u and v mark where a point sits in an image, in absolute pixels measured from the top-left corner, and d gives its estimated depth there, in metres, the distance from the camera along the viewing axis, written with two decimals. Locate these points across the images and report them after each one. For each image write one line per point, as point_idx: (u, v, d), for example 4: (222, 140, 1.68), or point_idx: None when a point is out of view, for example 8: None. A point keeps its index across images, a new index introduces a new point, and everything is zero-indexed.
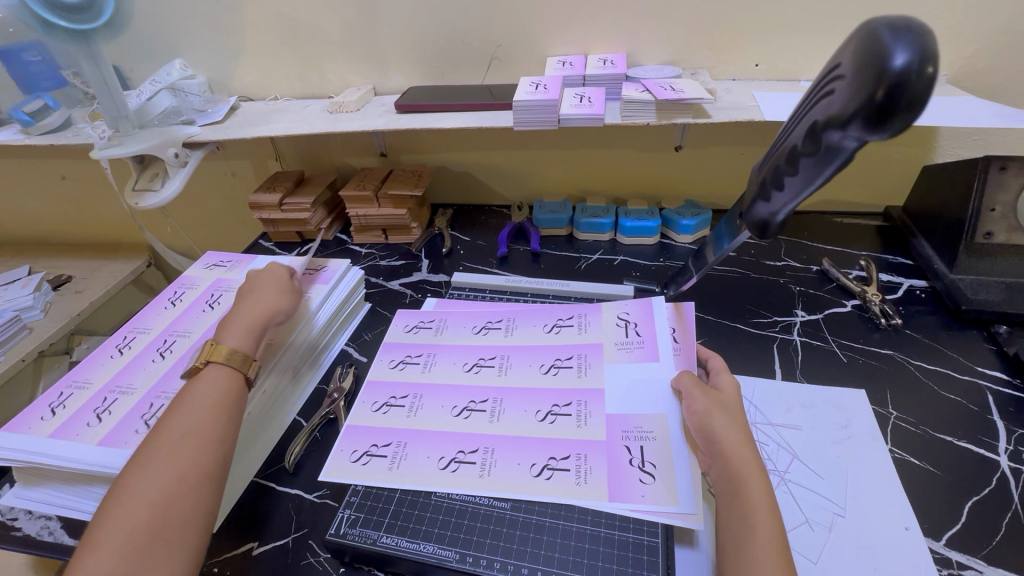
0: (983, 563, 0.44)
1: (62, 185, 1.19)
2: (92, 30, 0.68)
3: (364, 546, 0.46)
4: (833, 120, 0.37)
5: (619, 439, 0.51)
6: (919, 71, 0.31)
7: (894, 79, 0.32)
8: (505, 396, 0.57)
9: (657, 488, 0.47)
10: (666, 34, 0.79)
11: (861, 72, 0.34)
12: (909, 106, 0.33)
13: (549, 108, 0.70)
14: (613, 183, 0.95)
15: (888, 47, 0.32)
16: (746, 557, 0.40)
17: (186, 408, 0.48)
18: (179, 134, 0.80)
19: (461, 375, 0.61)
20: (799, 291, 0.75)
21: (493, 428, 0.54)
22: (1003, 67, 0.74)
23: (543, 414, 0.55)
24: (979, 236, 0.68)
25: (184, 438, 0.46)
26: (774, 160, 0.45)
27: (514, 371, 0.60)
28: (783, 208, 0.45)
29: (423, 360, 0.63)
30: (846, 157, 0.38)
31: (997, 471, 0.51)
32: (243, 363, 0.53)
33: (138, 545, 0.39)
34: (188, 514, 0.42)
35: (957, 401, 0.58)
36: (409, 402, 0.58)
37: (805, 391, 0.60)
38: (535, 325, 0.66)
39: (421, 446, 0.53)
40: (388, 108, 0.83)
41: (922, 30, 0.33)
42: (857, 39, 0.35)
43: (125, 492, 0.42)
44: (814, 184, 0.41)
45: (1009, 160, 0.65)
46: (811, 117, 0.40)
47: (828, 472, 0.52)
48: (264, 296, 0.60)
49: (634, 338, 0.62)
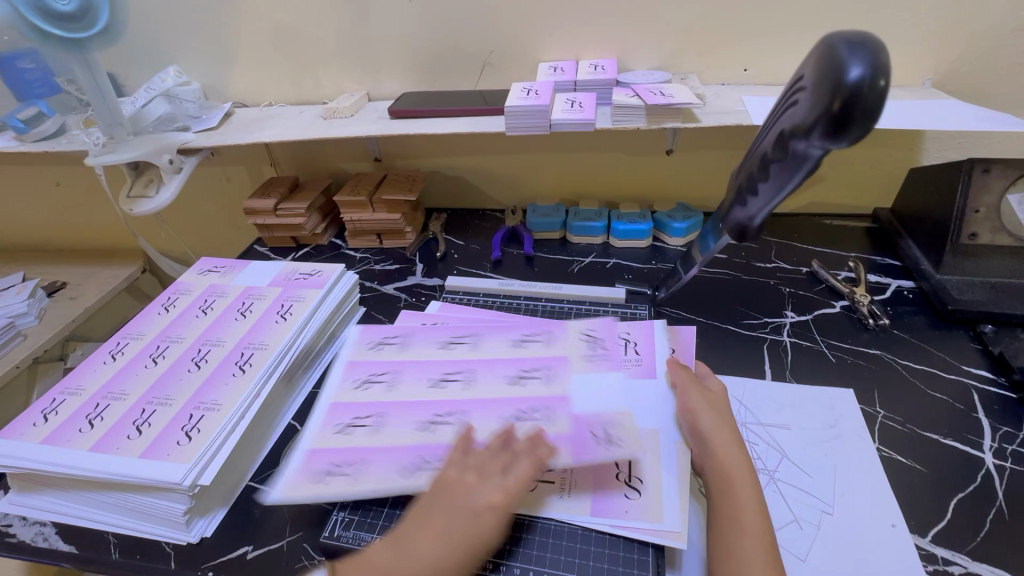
0: (968, 559, 0.45)
1: (57, 191, 1.19)
2: (87, 38, 0.68)
3: (357, 548, 0.47)
4: (797, 129, 0.38)
5: (595, 450, 0.50)
6: (871, 83, 0.33)
7: (849, 92, 0.33)
8: (469, 408, 0.55)
9: (644, 502, 0.47)
10: (656, 40, 0.80)
11: (820, 84, 0.35)
12: (864, 116, 0.34)
13: (540, 113, 0.71)
14: (605, 186, 0.96)
15: (844, 61, 0.33)
16: (735, 555, 0.41)
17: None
18: (173, 140, 0.81)
19: (424, 390, 0.58)
20: (789, 292, 0.76)
21: (461, 440, 0.52)
22: (985, 71, 0.76)
23: (516, 425, 0.53)
24: (964, 237, 0.69)
25: None
26: (750, 166, 0.46)
27: (488, 382, 0.58)
28: (758, 213, 0.46)
29: (388, 378, 0.60)
30: (812, 165, 0.39)
31: (982, 469, 0.52)
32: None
33: None
34: None
35: (944, 400, 0.59)
36: (372, 421, 0.55)
37: (795, 391, 0.61)
38: (504, 339, 0.64)
39: (381, 462, 0.51)
40: (382, 114, 0.84)
41: (877, 44, 0.34)
42: (818, 52, 0.36)
43: None
44: (784, 191, 0.42)
45: (992, 163, 0.66)
46: (781, 126, 0.41)
47: (817, 471, 0.53)
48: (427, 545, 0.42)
49: (633, 357, 0.60)
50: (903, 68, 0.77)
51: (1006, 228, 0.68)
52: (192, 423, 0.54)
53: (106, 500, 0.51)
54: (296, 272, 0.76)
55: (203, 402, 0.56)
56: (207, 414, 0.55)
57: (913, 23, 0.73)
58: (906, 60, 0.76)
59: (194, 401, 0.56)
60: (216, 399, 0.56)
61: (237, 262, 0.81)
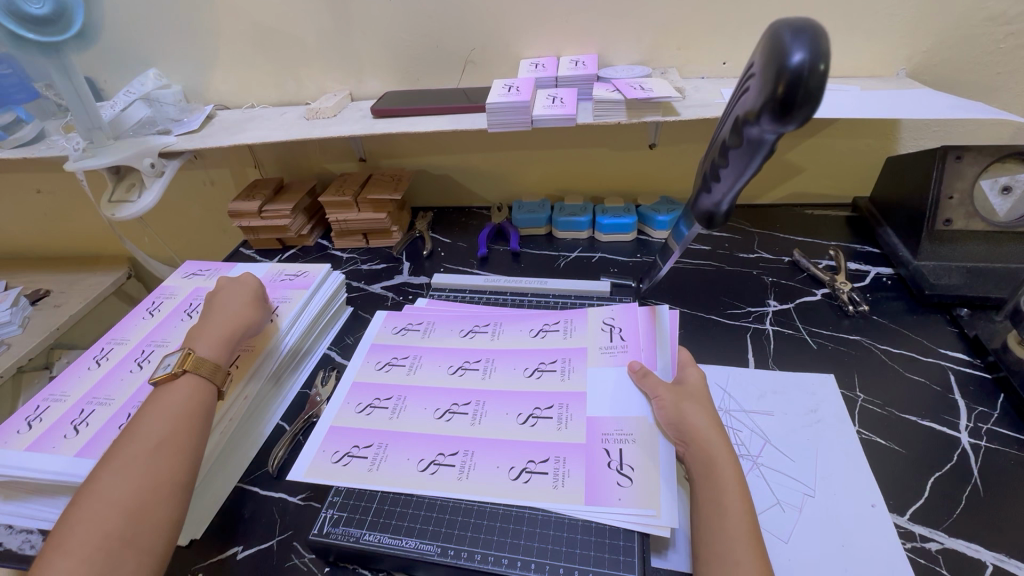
0: (945, 535, 0.46)
1: (38, 199, 1.17)
2: (61, 42, 0.68)
3: (348, 544, 0.47)
4: (749, 115, 0.38)
5: (597, 442, 0.52)
6: (812, 68, 0.33)
7: (791, 77, 0.33)
8: (487, 399, 0.58)
9: (634, 491, 0.48)
10: (634, 34, 0.81)
11: (767, 69, 0.35)
12: (807, 101, 0.34)
13: (521, 109, 0.71)
14: (589, 181, 0.97)
15: (787, 47, 0.33)
16: (718, 538, 0.42)
17: (155, 412, 0.48)
18: (154, 143, 0.80)
19: (444, 378, 0.61)
20: (771, 282, 0.77)
21: (475, 431, 0.54)
22: (958, 60, 0.77)
23: (524, 417, 0.55)
24: (940, 223, 0.70)
25: (156, 447, 0.45)
26: (714, 154, 0.47)
27: (497, 374, 0.61)
28: (722, 199, 0.47)
29: (408, 362, 0.64)
30: (767, 150, 0.39)
31: (958, 448, 0.53)
32: (215, 373, 0.53)
33: (112, 548, 0.39)
34: (161, 521, 0.42)
35: (922, 382, 0.60)
36: (392, 404, 0.59)
37: (777, 378, 0.62)
38: (521, 329, 0.67)
39: (402, 447, 0.54)
40: (365, 113, 0.84)
41: (820, 30, 0.34)
42: (765, 40, 0.36)
43: (93, 497, 0.41)
44: (744, 176, 0.43)
45: (964, 150, 0.68)
46: (737, 112, 0.41)
47: (799, 455, 0.54)
48: (238, 307, 0.61)
49: (619, 343, 0.62)
50: (876, 59, 0.79)
51: (979, 214, 0.69)
52: None
53: None
54: (282, 273, 0.76)
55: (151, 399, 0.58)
56: None
57: (886, 14, 0.75)
58: (881, 52, 0.78)
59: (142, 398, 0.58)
60: None
61: (224, 264, 0.81)
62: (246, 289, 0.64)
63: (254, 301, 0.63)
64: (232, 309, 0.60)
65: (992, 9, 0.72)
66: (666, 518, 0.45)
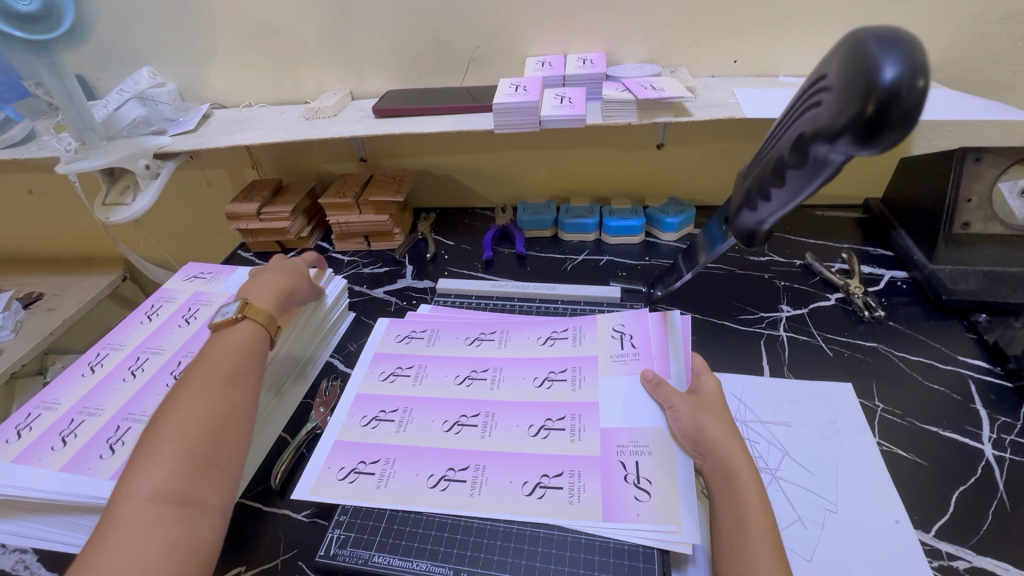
0: (972, 552, 0.45)
1: (30, 199, 1.15)
2: (51, 40, 0.65)
3: (356, 566, 0.46)
4: (819, 133, 0.34)
5: (613, 455, 0.50)
6: (910, 85, 0.29)
7: (884, 94, 0.29)
8: (497, 410, 0.56)
9: (652, 506, 0.46)
10: (643, 32, 0.79)
11: (849, 85, 0.31)
12: (900, 121, 0.30)
13: (528, 110, 0.69)
14: (596, 182, 0.95)
15: (877, 61, 0.29)
16: (741, 556, 0.40)
17: (221, 351, 0.51)
18: (149, 144, 0.78)
19: (452, 388, 0.59)
20: (783, 286, 0.76)
21: (485, 444, 0.53)
22: (975, 60, 0.75)
23: (536, 429, 0.54)
24: (957, 227, 0.69)
25: (230, 378, 0.48)
26: (760, 169, 0.43)
27: (506, 383, 0.59)
28: (769, 218, 0.44)
29: (414, 372, 0.62)
30: (833, 171, 0.36)
31: (982, 460, 0.52)
32: (269, 324, 0.56)
33: (197, 462, 0.42)
34: (235, 446, 0.45)
35: (942, 391, 0.59)
36: (398, 416, 0.57)
37: (793, 387, 0.60)
38: (530, 337, 0.65)
39: (410, 463, 0.52)
40: (366, 113, 0.82)
41: (910, 40, 0.30)
42: (843, 50, 0.32)
43: (177, 413, 0.44)
44: (800, 196, 0.40)
45: (983, 151, 0.66)
46: (796, 128, 0.38)
47: (819, 468, 0.52)
48: (286, 272, 0.63)
49: (630, 350, 0.60)
50: None
51: (998, 217, 0.68)
52: (119, 436, 0.53)
53: (82, 521, 0.49)
54: None
55: (133, 412, 0.56)
56: (135, 425, 0.54)
57: (902, 11, 0.73)
58: None
59: (125, 411, 0.56)
60: (146, 411, 0.55)
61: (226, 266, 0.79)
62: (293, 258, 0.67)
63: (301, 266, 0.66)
64: (283, 271, 0.63)
65: (1011, 6, 0.71)
66: (688, 535, 0.44)
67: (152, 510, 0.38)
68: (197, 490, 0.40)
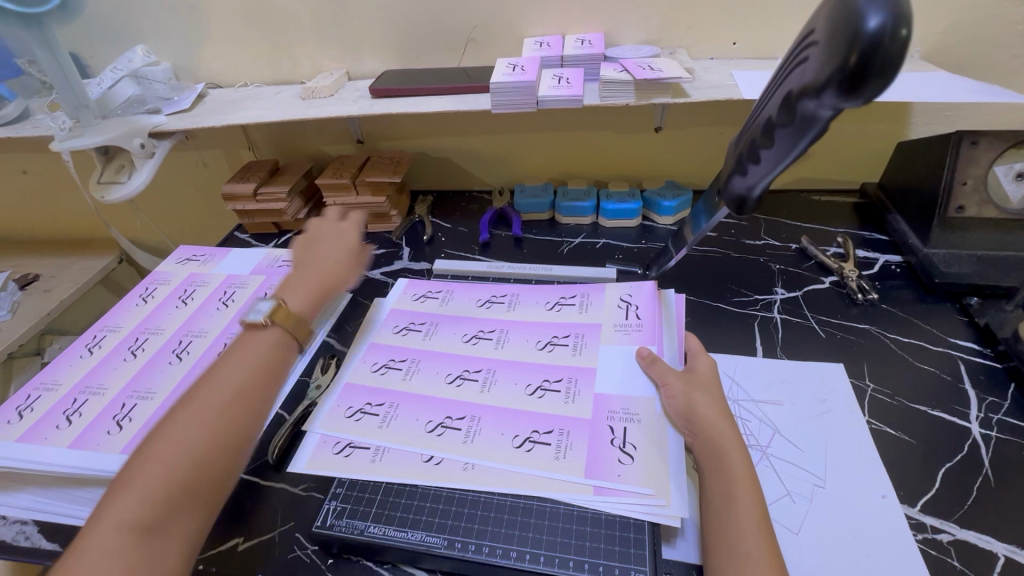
0: (955, 526, 0.46)
1: (23, 179, 1.14)
2: (43, 14, 0.65)
3: (352, 537, 0.46)
4: (807, 88, 0.34)
5: (603, 418, 0.52)
6: (893, 33, 0.29)
7: (868, 43, 0.29)
8: (499, 367, 0.58)
9: (635, 468, 0.47)
10: (641, 12, 0.78)
11: (835, 37, 0.31)
12: (884, 72, 0.30)
13: (526, 89, 0.69)
14: (593, 165, 0.94)
15: (861, 10, 0.29)
16: (730, 529, 0.41)
17: (236, 361, 0.46)
18: (144, 123, 0.77)
19: (459, 345, 0.62)
20: (778, 269, 0.76)
21: (484, 398, 0.55)
22: (976, 43, 0.75)
23: (533, 388, 0.55)
24: (952, 210, 0.69)
25: (234, 399, 0.43)
26: (751, 134, 0.43)
27: (511, 344, 0.61)
28: (757, 183, 0.44)
29: (425, 328, 0.65)
30: (820, 129, 0.36)
31: (968, 438, 0.53)
32: (299, 333, 0.51)
33: (169, 499, 0.37)
34: (218, 480, 0.40)
35: (931, 371, 0.60)
36: (407, 365, 0.60)
37: (784, 367, 0.61)
38: (538, 302, 0.67)
39: (413, 408, 0.55)
40: (362, 93, 0.81)
41: None
42: (831, 3, 0.32)
43: (159, 441, 0.39)
44: (787, 158, 0.40)
45: (979, 134, 0.66)
46: (787, 87, 0.38)
47: (808, 445, 0.53)
48: (320, 271, 0.59)
49: (634, 321, 0.62)
50: None
51: (993, 201, 0.68)
52: (124, 413, 0.54)
53: (91, 496, 0.50)
54: (279, 260, 0.74)
55: (136, 391, 0.56)
56: (139, 402, 0.55)
57: None
58: None
59: (127, 390, 0.56)
60: (149, 388, 0.56)
61: (582, 323, 0.63)
62: (334, 249, 0.62)
63: (340, 264, 0.61)
64: (323, 271, 0.59)
65: None
66: (676, 508, 0.45)
67: (116, 542, 0.34)
68: (166, 523, 0.36)
